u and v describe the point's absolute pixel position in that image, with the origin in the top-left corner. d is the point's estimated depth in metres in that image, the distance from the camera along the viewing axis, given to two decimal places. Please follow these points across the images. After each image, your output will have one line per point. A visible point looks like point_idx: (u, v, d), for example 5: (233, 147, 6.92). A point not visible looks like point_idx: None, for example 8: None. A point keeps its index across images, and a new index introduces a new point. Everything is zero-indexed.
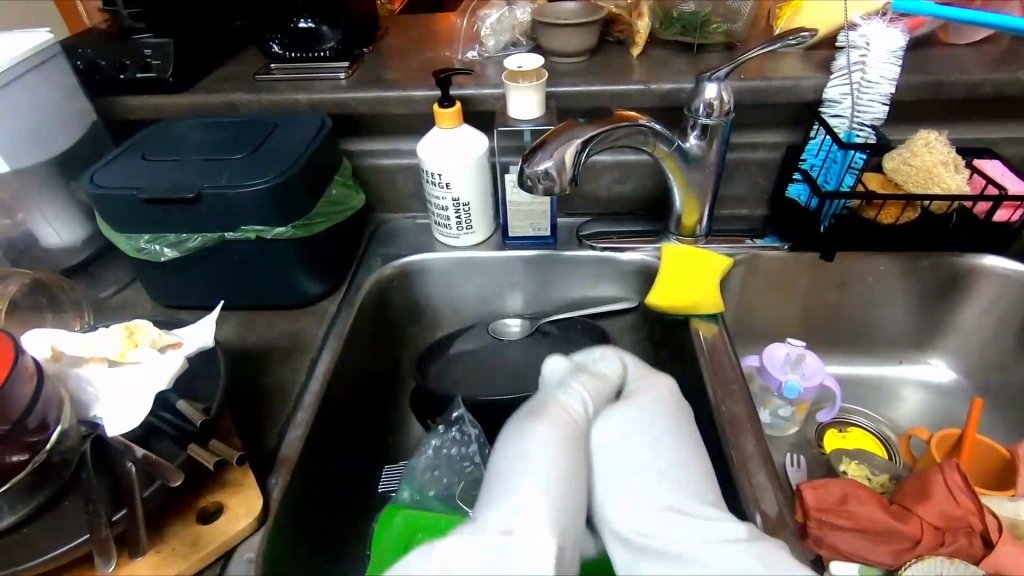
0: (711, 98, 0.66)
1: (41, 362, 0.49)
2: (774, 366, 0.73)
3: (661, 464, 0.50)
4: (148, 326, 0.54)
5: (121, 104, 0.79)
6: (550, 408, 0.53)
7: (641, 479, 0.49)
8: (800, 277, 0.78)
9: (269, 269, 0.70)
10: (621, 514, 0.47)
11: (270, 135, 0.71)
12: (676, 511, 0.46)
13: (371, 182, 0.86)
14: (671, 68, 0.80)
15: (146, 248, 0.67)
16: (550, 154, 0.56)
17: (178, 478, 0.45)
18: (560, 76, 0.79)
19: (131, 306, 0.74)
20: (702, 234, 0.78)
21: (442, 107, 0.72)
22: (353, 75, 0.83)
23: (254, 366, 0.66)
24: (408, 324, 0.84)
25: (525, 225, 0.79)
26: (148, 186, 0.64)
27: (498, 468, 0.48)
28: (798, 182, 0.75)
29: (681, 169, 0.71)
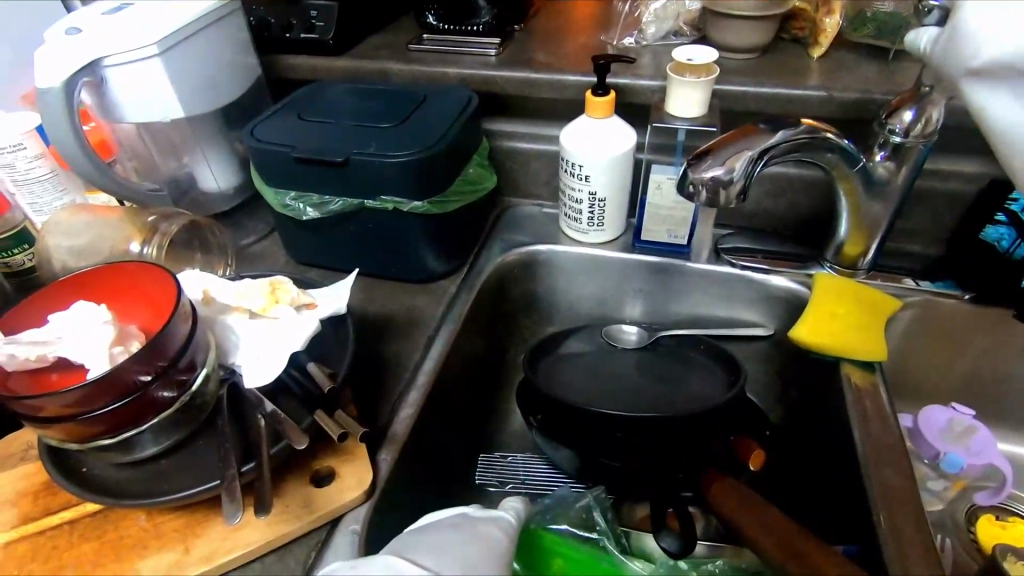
0: (912, 120, 0.57)
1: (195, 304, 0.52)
2: (936, 434, 0.65)
3: None
4: (289, 284, 0.55)
5: (285, 63, 0.82)
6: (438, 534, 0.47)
7: None
8: (978, 334, 0.67)
9: (398, 240, 0.70)
10: None
11: (418, 107, 0.71)
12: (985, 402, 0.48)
13: (503, 165, 0.84)
14: (858, 75, 0.70)
15: (290, 205, 0.70)
16: (721, 161, 0.51)
17: (304, 441, 0.46)
18: (727, 73, 0.72)
19: (269, 256, 0.78)
20: (864, 267, 0.69)
21: (595, 95, 0.68)
22: (503, 53, 0.81)
23: (374, 335, 0.67)
24: (519, 314, 0.82)
25: (660, 230, 0.74)
26: (302, 145, 0.65)
27: None
28: (1001, 224, 0.64)
29: (858, 193, 0.63)
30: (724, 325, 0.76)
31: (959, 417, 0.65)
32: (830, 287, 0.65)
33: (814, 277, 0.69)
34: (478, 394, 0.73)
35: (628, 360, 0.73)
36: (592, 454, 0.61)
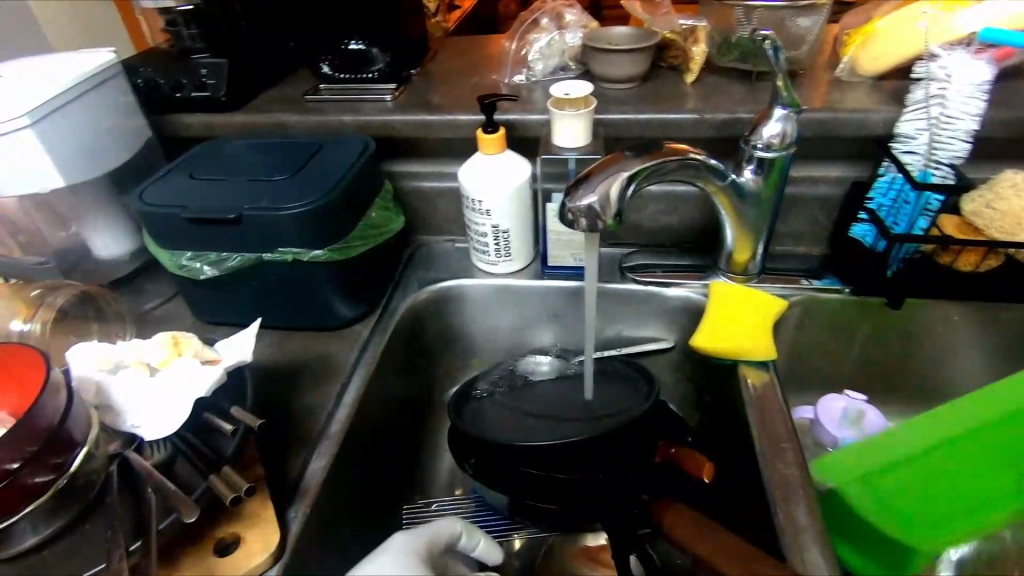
0: (772, 135, 0.62)
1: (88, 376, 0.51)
2: (831, 421, 0.69)
3: None
4: (193, 338, 0.55)
5: (178, 122, 0.81)
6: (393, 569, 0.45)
7: None
8: (861, 323, 0.72)
9: (304, 290, 0.69)
10: None
11: (313, 156, 0.71)
12: None
13: (412, 204, 0.85)
14: (728, 96, 0.76)
15: (186, 265, 0.68)
16: (595, 188, 0.53)
17: (194, 514, 0.44)
18: (609, 103, 0.76)
19: (172, 319, 0.76)
20: (754, 271, 0.74)
21: (485, 132, 0.71)
22: (400, 98, 0.83)
23: (285, 387, 0.65)
24: (442, 350, 0.82)
25: (565, 255, 0.77)
26: (192, 205, 0.64)
27: None
28: (864, 222, 0.69)
29: (735, 205, 0.67)
30: (632, 344, 0.79)
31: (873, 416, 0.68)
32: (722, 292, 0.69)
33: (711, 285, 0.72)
34: (397, 440, 0.72)
35: (547, 386, 0.74)
36: (511, 486, 0.62)
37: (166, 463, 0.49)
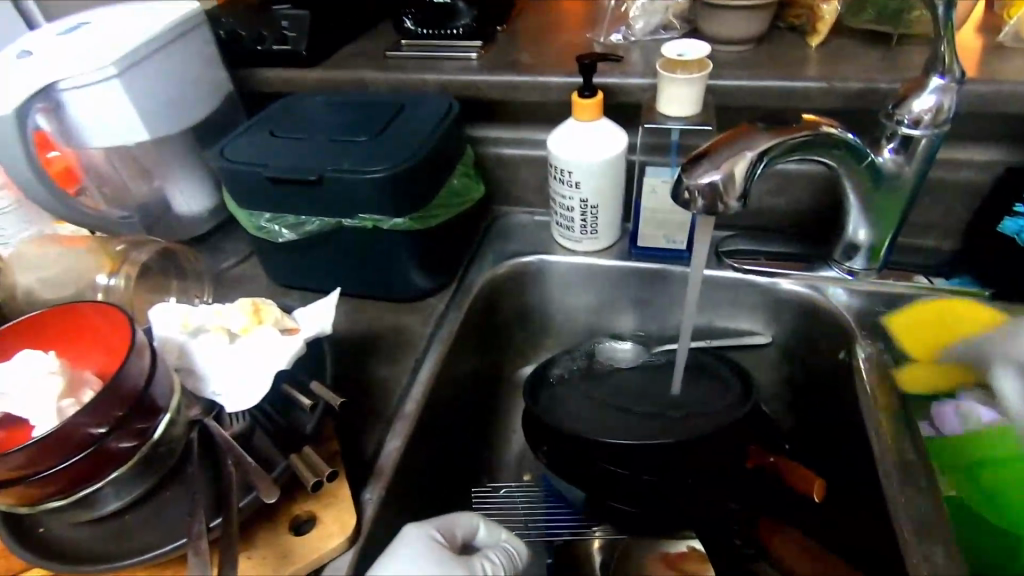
0: (923, 109, 0.53)
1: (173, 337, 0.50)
2: None
3: None
4: (274, 305, 0.52)
5: (258, 77, 0.78)
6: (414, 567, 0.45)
7: None
8: None
9: (381, 258, 0.66)
10: None
11: (396, 117, 0.67)
12: None
13: (491, 172, 0.80)
14: (862, 62, 0.66)
15: (265, 227, 0.66)
16: (717, 165, 0.47)
17: (274, 495, 0.42)
18: (720, 67, 0.68)
19: (248, 279, 0.75)
20: (876, 266, 0.65)
21: (582, 96, 0.64)
22: (486, 56, 0.77)
23: (359, 359, 0.63)
24: (516, 328, 0.78)
25: (657, 235, 0.71)
26: (274, 164, 0.62)
27: None
28: (1021, 215, 0.59)
29: (866, 190, 0.59)
30: (724, 338, 0.72)
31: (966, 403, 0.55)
32: (904, 327, 0.62)
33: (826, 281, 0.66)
34: (467, 420, 0.69)
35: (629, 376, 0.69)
36: (592, 484, 0.58)
37: (245, 434, 0.47)
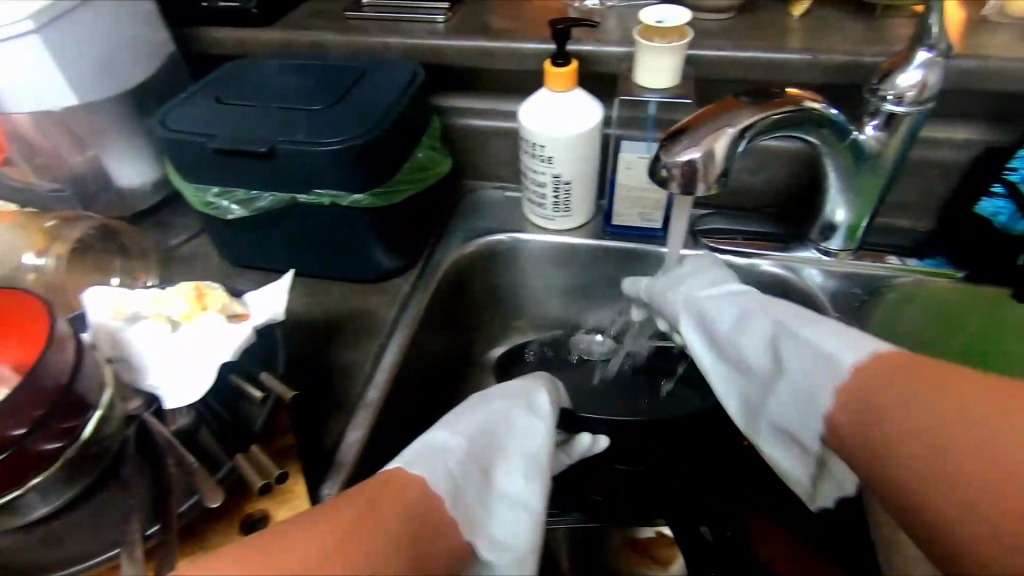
0: (907, 86, 0.51)
1: (105, 324, 0.46)
2: None
3: (494, 439, 0.46)
4: (219, 289, 0.48)
5: (204, 37, 0.72)
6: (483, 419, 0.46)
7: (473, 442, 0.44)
8: (972, 313, 0.63)
9: (341, 236, 0.62)
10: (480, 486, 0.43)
11: (355, 84, 0.62)
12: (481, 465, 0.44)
13: (460, 145, 0.76)
14: (845, 34, 0.63)
15: (213, 203, 0.61)
16: (697, 142, 0.44)
17: (218, 499, 0.39)
18: (700, 36, 0.64)
19: (199, 258, 0.70)
20: (853, 247, 0.64)
21: (554, 65, 0.60)
22: (453, 19, 0.72)
23: (319, 344, 0.60)
24: (486, 308, 0.76)
25: (632, 214, 0.68)
26: (219, 134, 0.57)
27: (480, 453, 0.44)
28: (998, 196, 0.58)
29: (847, 168, 0.57)
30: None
31: None
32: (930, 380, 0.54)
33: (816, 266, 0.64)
34: (435, 405, 0.67)
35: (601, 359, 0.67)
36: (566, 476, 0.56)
37: (190, 429, 0.44)
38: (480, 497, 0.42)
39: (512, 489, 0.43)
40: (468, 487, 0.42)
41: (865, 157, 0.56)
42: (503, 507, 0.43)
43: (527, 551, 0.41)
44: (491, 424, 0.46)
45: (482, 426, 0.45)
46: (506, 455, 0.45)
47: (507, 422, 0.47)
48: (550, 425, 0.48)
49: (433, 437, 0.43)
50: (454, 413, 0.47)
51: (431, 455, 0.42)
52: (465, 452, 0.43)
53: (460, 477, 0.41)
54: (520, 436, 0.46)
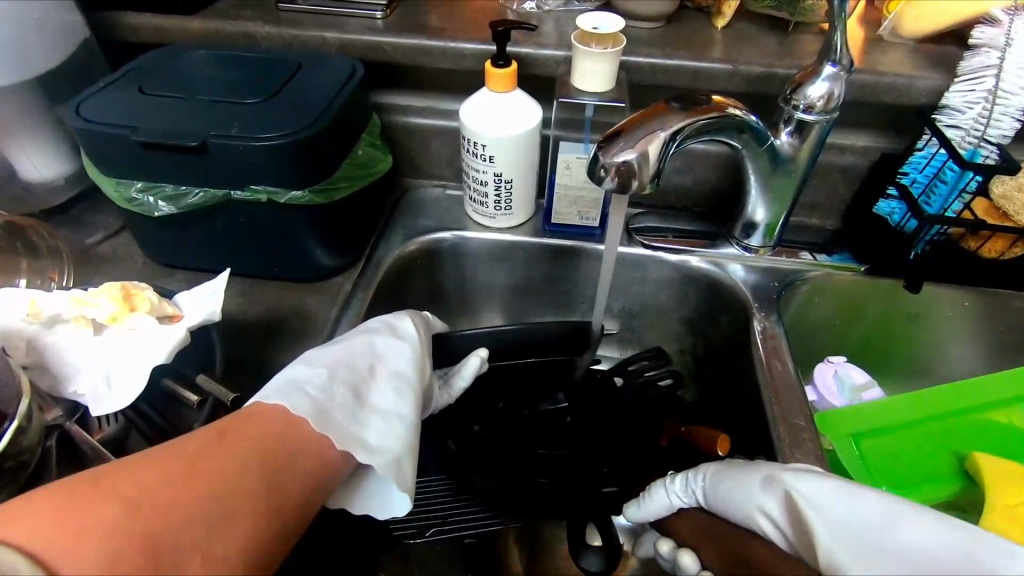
0: (817, 96, 0.56)
1: (20, 329, 0.43)
2: (828, 390, 0.67)
3: (355, 365, 0.49)
4: (148, 290, 0.45)
5: (121, 23, 0.68)
6: (346, 354, 0.49)
7: (337, 367, 0.48)
8: (871, 303, 0.70)
9: (277, 233, 0.60)
10: (348, 399, 0.45)
11: (290, 78, 0.61)
12: (345, 380, 0.47)
13: (400, 143, 0.76)
14: (763, 47, 0.68)
15: (137, 199, 0.58)
16: (632, 143, 0.47)
17: None
18: (631, 43, 0.68)
19: (119, 257, 0.66)
20: (772, 243, 0.69)
21: (495, 66, 0.61)
22: (391, 16, 0.71)
23: (257, 346, 0.59)
24: (427, 306, 0.76)
25: (571, 212, 0.70)
26: (143, 126, 0.54)
27: (342, 373, 0.47)
28: (892, 198, 0.66)
29: (765, 170, 0.62)
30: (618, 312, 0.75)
31: (844, 369, 0.68)
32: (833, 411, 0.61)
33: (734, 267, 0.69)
34: None
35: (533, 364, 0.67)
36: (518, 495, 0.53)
37: (118, 437, 0.43)
38: (353, 413, 0.45)
39: (381, 406, 0.47)
40: (336, 399, 0.45)
41: (780, 161, 0.61)
42: (373, 420, 0.45)
43: (402, 455, 0.44)
44: (356, 358, 0.50)
45: (345, 362, 0.49)
46: (374, 382, 0.49)
47: (373, 356, 0.51)
48: (418, 358, 0.53)
49: (294, 375, 0.46)
50: (317, 353, 0.49)
51: (293, 384, 0.45)
52: (331, 376, 0.46)
53: (327, 399, 0.44)
54: (388, 361, 0.51)
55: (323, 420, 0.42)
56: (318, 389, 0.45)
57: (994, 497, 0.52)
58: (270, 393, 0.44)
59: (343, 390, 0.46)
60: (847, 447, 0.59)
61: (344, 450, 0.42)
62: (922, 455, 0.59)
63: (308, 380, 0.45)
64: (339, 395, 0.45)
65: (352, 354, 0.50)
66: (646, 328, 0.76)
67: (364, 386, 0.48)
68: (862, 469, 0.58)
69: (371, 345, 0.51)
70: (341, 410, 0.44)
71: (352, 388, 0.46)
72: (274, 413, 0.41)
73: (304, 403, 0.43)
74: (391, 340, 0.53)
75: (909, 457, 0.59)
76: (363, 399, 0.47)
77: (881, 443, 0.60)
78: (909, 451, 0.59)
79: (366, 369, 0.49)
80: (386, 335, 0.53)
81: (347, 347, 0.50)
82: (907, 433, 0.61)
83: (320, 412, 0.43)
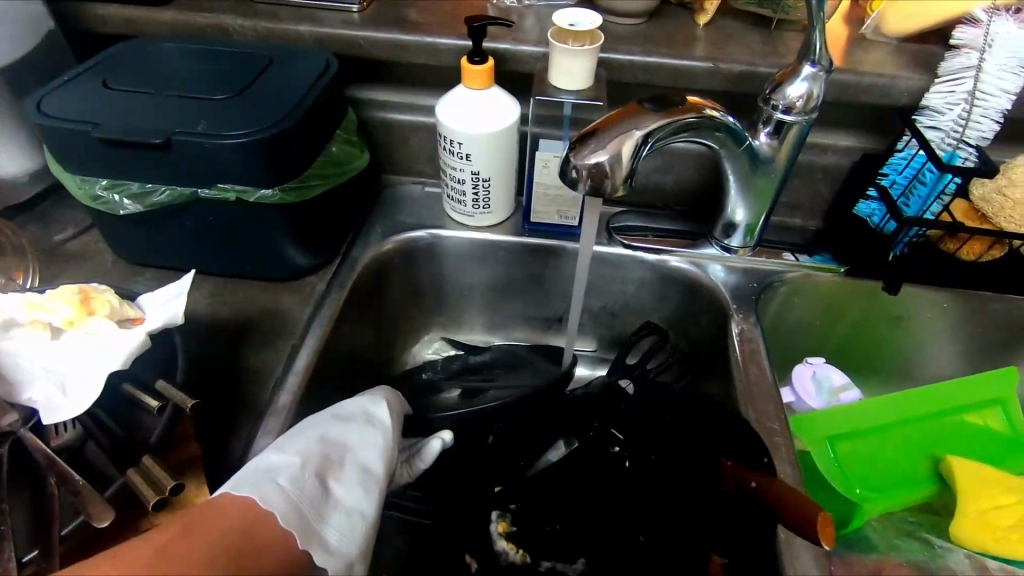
0: (796, 96, 0.55)
1: None
2: (807, 392, 0.67)
3: (329, 452, 0.46)
4: (108, 293, 0.45)
5: (89, 14, 0.66)
6: (321, 439, 0.47)
7: (310, 455, 0.45)
8: (850, 304, 0.69)
9: (247, 232, 0.59)
10: (317, 492, 0.42)
11: (262, 73, 0.59)
12: (317, 471, 0.44)
13: (378, 139, 0.75)
14: (745, 44, 0.67)
15: (103, 197, 0.56)
16: (604, 145, 0.46)
17: (108, 518, 0.37)
18: (612, 40, 0.67)
19: (88, 255, 0.65)
20: (753, 244, 0.69)
21: (471, 62, 0.60)
22: (369, 10, 0.70)
23: (226, 347, 0.58)
24: (406, 305, 0.75)
25: (550, 211, 0.69)
26: (107, 122, 0.52)
27: (315, 462, 0.44)
28: (873, 199, 0.65)
29: (744, 171, 0.61)
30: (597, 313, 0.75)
31: (823, 370, 0.68)
32: (806, 417, 0.60)
33: (712, 268, 0.69)
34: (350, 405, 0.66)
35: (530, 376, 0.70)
36: None
37: (75, 445, 0.41)
38: (318, 506, 0.42)
39: (347, 498, 0.44)
40: (307, 491, 0.42)
41: (759, 162, 0.60)
42: (339, 517, 0.42)
43: (355, 558, 0.42)
44: (331, 443, 0.47)
45: (319, 447, 0.46)
46: (346, 469, 0.46)
47: (349, 439, 0.48)
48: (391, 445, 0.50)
49: (266, 463, 0.43)
50: (290, 438, 0.47)
51: (262, 475, 0.42)
52: (304, 465, 0.44)
53: (298, 492, 0.41)
54: (362, 445, 0.48)
55: (290, 519, 0.39)
56: (288, 482, 0.42)
57: (966, 506, 0.53)
58: (237, 484, 0.41)
59: (314, 483, 0.43)
60: (823, 451, 0.59)
61: (307, 551, 0.39)
62: (896, 460, 0.59)
63: (280, 471, 0.42)
64: (309, 488, 0.42)
65: (327, 440, 0.47)
66: (626, 328, 0.76)
67: (336, 475, 0.45)
68: (832, 472, 0.57)
69: (348, 430, 0.49)
70: (311, 505, 0.41)
71: (324, 480, 0.44)
72: (244, 504, 0.38)
73: (272, 499, 0.40)
74: (368, 423, 0.50)
75: (880, 461, 0.59)
76: (336, 492, 0.44)
77: (854, 457, 0.59)
78: (881, 457, 0.59)
79: (342, 457, 0.46)
80: (362, 418, 0.50)
81: (322, 430, 0.48)
82: (880, 437, 0.60)
83: (288, 509, 0.40)
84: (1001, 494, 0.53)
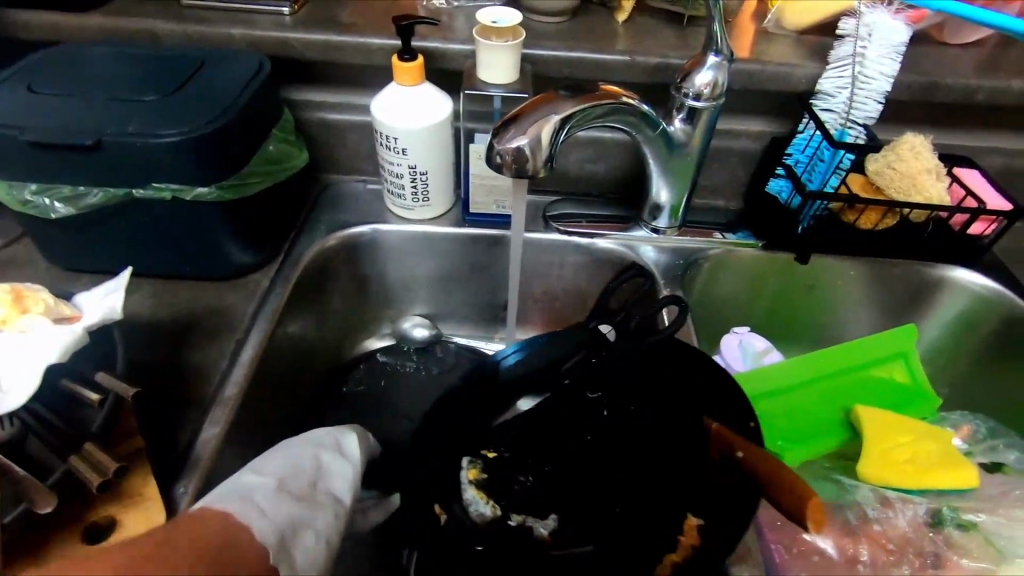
0: (703, 84, 0.60)
1: None
2: (734, 358, 0.72)
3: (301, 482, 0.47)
4: (42, 292, 0.46)
5: (11, 20, 0.65)
6: (293, 468, 0.48)
7: (282, 481, 0.46)
8: (769, 275, 0.75)
9: (186, 231, 0.59)
10: (291, 513, 0.44)
11: (195, 75, 0.60)
12: (290, 495, 0.45)
13: (317, 139, 0.76)
14: (660, 39, 0.72)
15: (32, 202, 0.56)
16: (524, 130, 0.50)
17: (49, 504, 0.38)
18: (537, 37, 0.70)
19: (21, 264, 0.64)
20: (678, 223, 0.74)
21: (402, 60, 0.63)
22: (301, 12, 0.71)
23: (169, 346, 0.58)
24: (352, 300, 0.77)
25: (488, 201, 0.72)
26: (33, 125, 0.52)
27: (288, 487, 0.46)
28: (780, 177, 0.71)
29: (664, 155, 0.66)
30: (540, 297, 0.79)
31: (747, 337, 0.73)
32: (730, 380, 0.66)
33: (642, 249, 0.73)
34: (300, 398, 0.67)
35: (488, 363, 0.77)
36: None
37: (14, 440, 0.41)
38: (292, 525, 0.43)
39: (317, 522, 0.45)
40: (283, 512, 0.43)
41: (677, 146, 0.65)
42: (306, 542, 0.43)
43: None
44: (302, 472, 0.48)
45: (292, 474, 0.47)
46: (314, 498, 0.47)
47: (317, 471, 0.49)
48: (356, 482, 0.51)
49: (241, 482, 0.44)
50: (262, 462, 0.48)
51: (237, 494, 0.43)
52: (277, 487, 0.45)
53: (275, 511, 0.43)
54: (329, 480, 0.50)
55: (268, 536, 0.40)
56: (265, 503, 0.43)
57: (870, 448, 0.58)
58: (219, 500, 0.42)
59: (288, 504, 0.44)
60: None
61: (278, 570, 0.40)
62: (812, 414, 0.64)
63: (254, 491, 0.44)
64: (285, 509, 0.43)
65: (300, 470, 0.48)
66: (567, 310, 0.80)
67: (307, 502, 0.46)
68: None
69: (317, 462, 0.50)
70: (285, 527, 0.42)
71: (297, 504, 0.45)
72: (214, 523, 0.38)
73: (255, 516, 0.41)
74: (337, 457, 0.52)
75: (798, 416, 0.64)
76: (309, 517, 0.45)
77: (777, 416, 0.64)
78: (797, 410, 0.65)
79: (312, 487, 0.48)
80: (331, 452, 0.52)
81: (295, 459, 0.49)
82: (796, 394, 0.66)
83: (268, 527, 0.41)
84: (903, 438, 0.59)
